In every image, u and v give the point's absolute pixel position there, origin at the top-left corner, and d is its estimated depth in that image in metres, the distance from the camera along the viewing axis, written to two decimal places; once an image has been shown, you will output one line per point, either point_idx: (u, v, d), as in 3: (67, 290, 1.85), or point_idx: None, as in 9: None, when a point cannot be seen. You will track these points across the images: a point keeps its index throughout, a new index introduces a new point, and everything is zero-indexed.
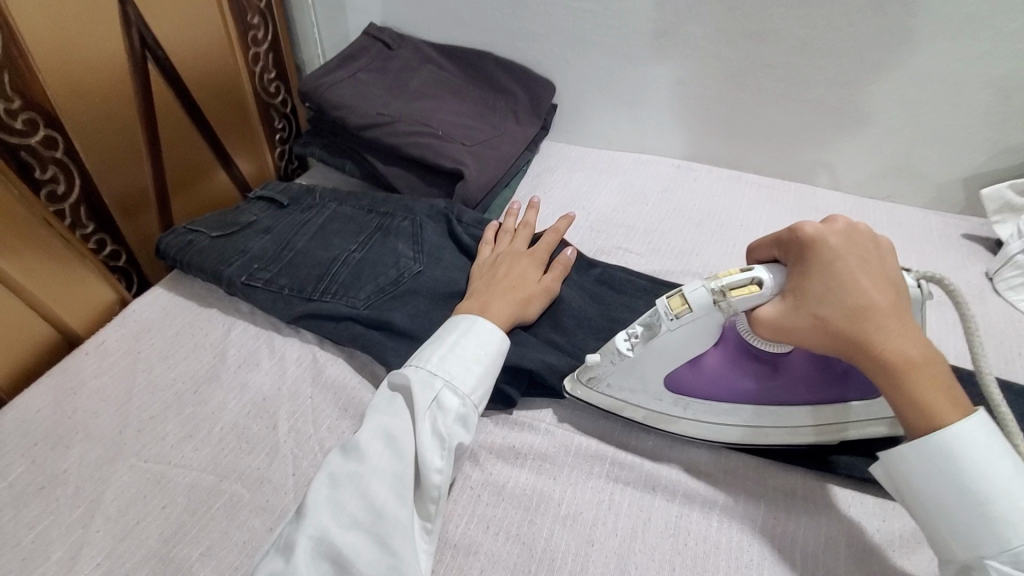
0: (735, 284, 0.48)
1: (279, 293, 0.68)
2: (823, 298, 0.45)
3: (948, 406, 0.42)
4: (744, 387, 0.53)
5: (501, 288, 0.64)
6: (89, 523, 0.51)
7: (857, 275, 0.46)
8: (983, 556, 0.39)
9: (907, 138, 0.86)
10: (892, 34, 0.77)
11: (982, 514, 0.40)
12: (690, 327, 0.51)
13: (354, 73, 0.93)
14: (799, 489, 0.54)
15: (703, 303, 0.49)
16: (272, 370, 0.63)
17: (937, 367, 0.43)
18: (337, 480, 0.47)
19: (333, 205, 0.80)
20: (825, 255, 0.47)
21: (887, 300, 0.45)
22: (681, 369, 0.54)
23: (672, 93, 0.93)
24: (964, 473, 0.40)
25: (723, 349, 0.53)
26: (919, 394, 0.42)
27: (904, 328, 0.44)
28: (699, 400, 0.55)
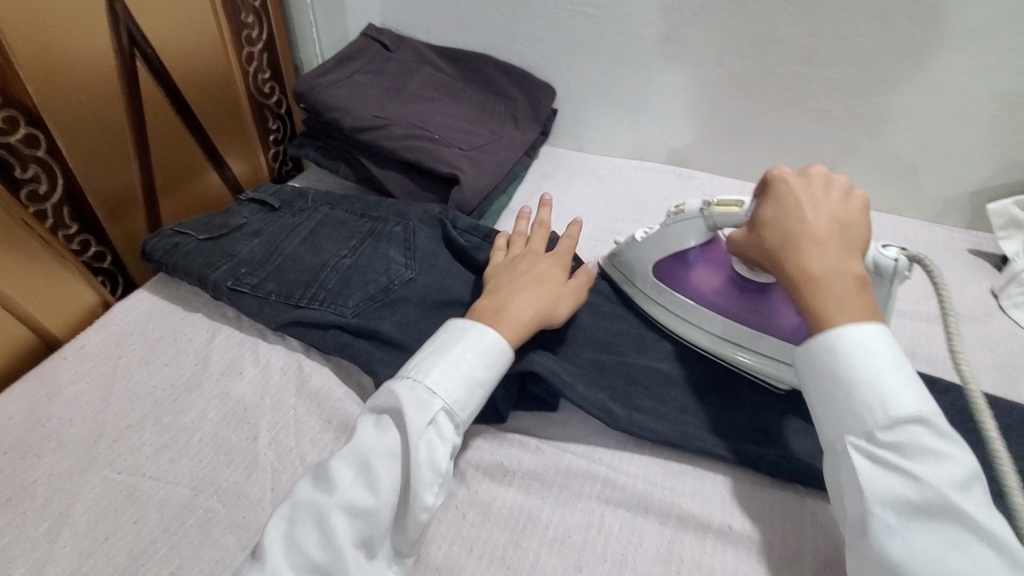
0: (721, 199, 0.60)
1: (265, 299, 0.67)
2: (765, 222, 0.54)
3: (841, 313, 0.47)
4: (715, 302, 0.64)
5: (524, 287, 0.60)
6: (57, 537, 0.49)
7: (803, 208, 0.52)
8: (845, 435, 0.44)
9: (913, 151, 0.84)
10: (900, 44, 0.75)
11: (849, 398, 0.44)
12: (681, 225, 0.63)
13: (351, 74, 0.91)
14: (798, 514, 0.52)
15: (695, 209, 0.62)
16: (255, 378, 0.61)
17: (849, 286, 0.48)
18: (299, 509, 0.44)
19: (326, 208, 0.78)
20: (782, 188, 0.54)
21: (820, 228, 0.51)
22: (675, 260, 0.66)
23: (674, 100, 0.91)
24: (842, 362, 0.45)
25: (720, 270, 0.65)
26: (817, 300, 0.48)
27: (825, 251, 0.49)
28: (670, 290, 0.66)
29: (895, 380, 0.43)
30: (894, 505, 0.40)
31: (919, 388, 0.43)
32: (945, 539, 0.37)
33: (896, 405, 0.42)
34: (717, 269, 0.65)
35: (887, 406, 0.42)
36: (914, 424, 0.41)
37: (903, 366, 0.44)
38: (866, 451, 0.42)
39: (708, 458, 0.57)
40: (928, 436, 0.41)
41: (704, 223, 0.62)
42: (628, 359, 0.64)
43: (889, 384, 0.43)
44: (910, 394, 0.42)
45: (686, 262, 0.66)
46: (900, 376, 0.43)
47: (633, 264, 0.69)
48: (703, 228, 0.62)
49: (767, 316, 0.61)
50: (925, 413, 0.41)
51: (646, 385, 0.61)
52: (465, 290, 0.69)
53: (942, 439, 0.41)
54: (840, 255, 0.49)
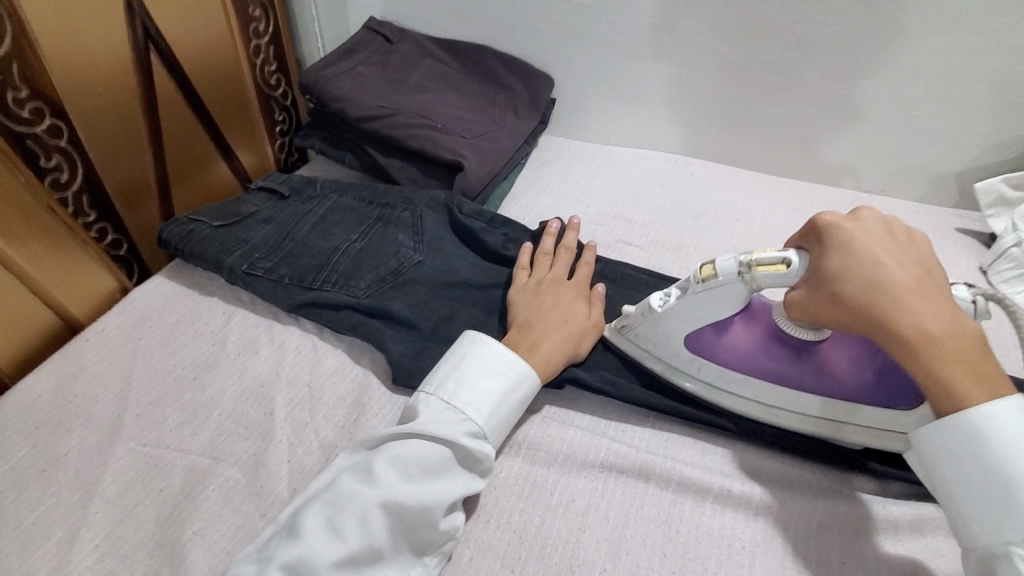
0: (764, 258, 0.51)
1: (279, 282, 0.69)
2: (842, 278, 0.47)
3: (976, 387, 0.43)
4: (771, 370, 0.56)
5: (553, 321, 0.61)
6: (89, 504, 0.51)
7: (883, 259, 0.47)
8: (1010, 543, 0.40)
9: (902, 133, 0.86)
10: (887, 28, 0.78)
11: (1014, 499, 0.40)
12: (713, 294, 0.54)
13: (354, 66, 0.93)
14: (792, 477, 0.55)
15: (730, 273, 0.52)
16: (270, 358, 0.64)
17: (966, 341, 0.44)
18: (338, 499, 0.46)
19: (334, 196, 0.81)
20: (843, 238, 0.49)
21: (913, 282, 0.46)
22: (709, 330, 0.57)
23: (670, 88, 0.94)
24: (999, 454, 0.41)
25: (756, 328, 0.57)
26: (945, 373, 0.44)
27: (933, 309, 0.45)
28: (712, 365, 0.58)
29: None
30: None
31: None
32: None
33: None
34: (752, 327, 0.58)
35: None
36: None
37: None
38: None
39: (707, 427, 0.59)
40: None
41: (743, 288, 0.53)
42: None
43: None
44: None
45: (720, 328, 0.57)
46: None
47: (658, 336, 0.59)
48: (740, 293, 0.53)
49: (830, 379, 0.54)
50: None
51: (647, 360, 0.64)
52: (471, 271, 0.72)
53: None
54: (948, 310, 0.45)
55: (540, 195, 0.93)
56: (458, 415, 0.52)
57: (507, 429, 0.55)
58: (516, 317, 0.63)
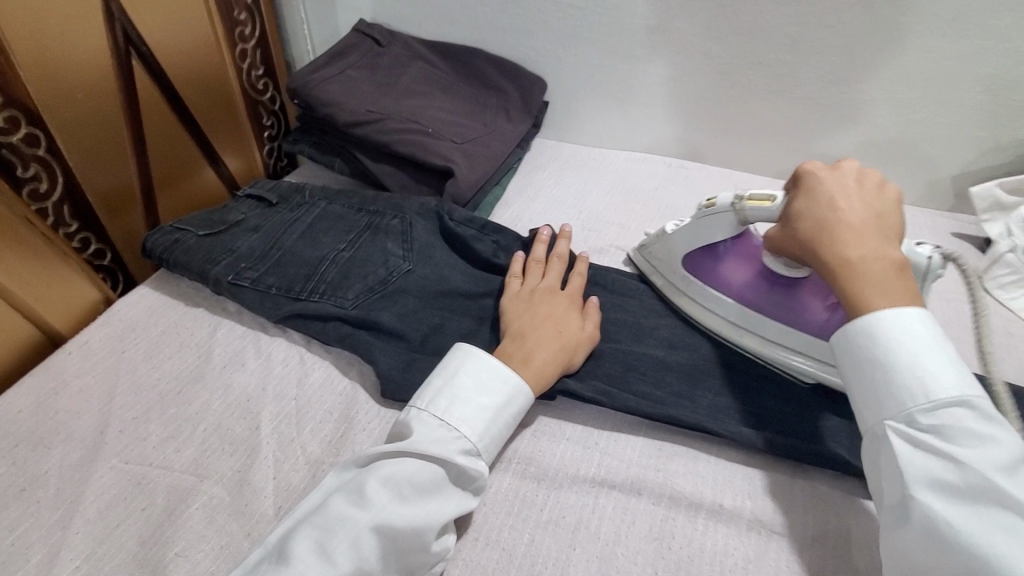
0: (753, 193, 0.59)
1: (266, 292, 0.68)
2: (799, 213, 0.55)
3: (880, 297, 0.48)
4: (744, 296, 0.64)
5: (546, 332, 0.60)
6: (69, 524, 0.50)
7: (839, 198, 0.54)
8: (886, 418, 0.45)
9: (896, 136, 0.86)
10: (881, 31, 0.77)
11: (892, 383, 0.45)
12: (710, 218, 0.63)
13: (343, 69, 0.92)
14: (785, 491, 0.54)
15: (726, 202, 0.62)
16: (256, 370, 0.63)
17: (885, 270, 0.49)
18: (329, 522, 0.45)
19: (323, 203, 0.80)
20: (814, 182, 0.56)
21: (860, 220, 0.52)
22: (703, 254, 0.67)
23: (663, 90, 0.93)
24: (885, 348, 0.46)
25: (749, 262, 0.66)
26: (853, 281, 0.49)
27: (867, 239, 0.51)
28: (699, 283, 0.67)
29: (937, 367, 0.45)
30: (935, 486, 0.41)
31: (962, 376, 0.44)
32: (990, 521, 0.39)
33: (940, 391, 0.43)
34: (746, 261, 0.66)
35: (930, 391, 0.44)
36: (955, 408, 0.43)
37: (947, 354, 0.45)
38: (908, 433, 0.44)
39: (700, 440, 0.58)
40: (972, 421, 0.42)
41: (734, 217, 0.61)
42: (623, 347, 0.65)
43: (933, 370, 0.44)
44: (953, 380, 0.44)
45: (717, 256, 0.67)
46: (939, 358, 0.45)
47: (664, 255, 0.70)
48: (732, 222, 0.62)
49: (794, 310, 0.62)
50: (968, 396, 0.43)
51: (641, 371, 0.63)
52: (462, 280, 0.71)
53: (985, 423, 0.42)
54: (876, 240, 0.51)
55: (533, 201, 0.92)
56: (452, 432, 0.51)
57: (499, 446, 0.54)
58: (508, 327, 0.62)
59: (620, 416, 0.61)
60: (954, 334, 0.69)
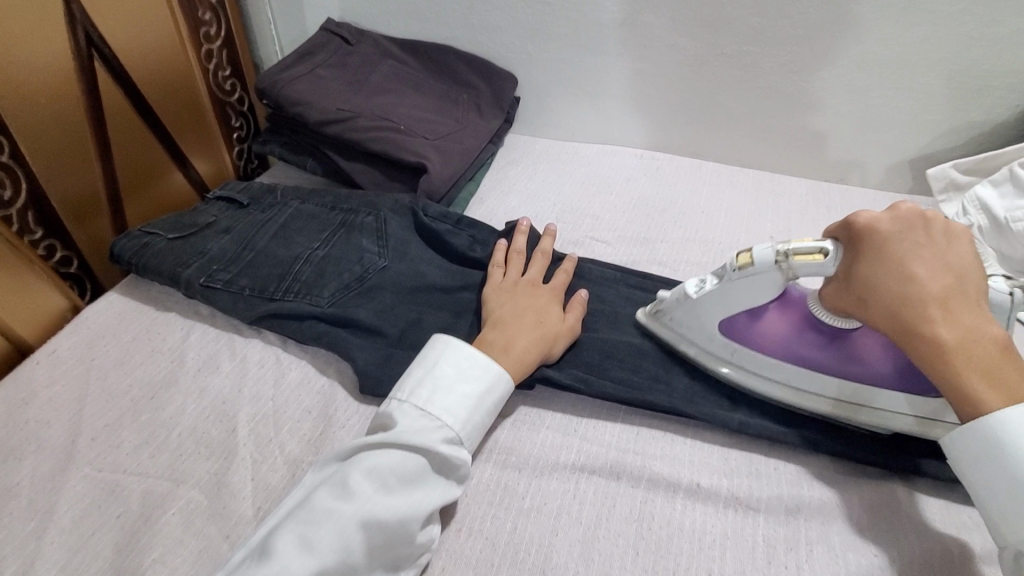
0: (800, 248, 0.52)
1: (240, 294, 0.67)
2: (871, 282, 0.49)
3: (993, 393, 0.44)
4: (801, 357, 0.56)
5: (527, 321, 0.61)
6: (43, 535, 0.49)
7: (911, 263, 0.48)
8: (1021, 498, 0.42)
9: (857, 122, 0.88)
10: (840, 21, 0.79)
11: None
12: (750, 281, 0.55)
13: (312, 68, 0.91)
14: (759, 466, 0.56)
15: (768, 261, 0.53)
16: (232, 373, 0.62)
17: (990, 352, 0.45)
18: (313, 516, 0.45)
19: (295, 203, 0.79)
20: (877, 241, 0.50)
21: (943, 287, 0.47)
22: (740, 316, 0.58)
23: (632, 83, 0.94)
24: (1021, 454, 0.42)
25: (791, 316, 0.57)
26: (968, 377, 0.45)
27: (955, 314, 0.46)
28: (744, 351, 0.58)
29: None
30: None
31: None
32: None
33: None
34: (787, 315, 0.57)
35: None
36: None
37: None
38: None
39: (677, 422, 0.59)
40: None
41: (780, 276, 0.53)
42: (600, 335, 0.66)
43: None
44: None
45: (753, 314, 0.57)
46: None
47: (689, 321, 0.60)
48: (777, 281, 0.54)
49: (860, 364, 0.55)
50: None
51: (618, 358, 0.63)
52: (439, 275, 0.71)
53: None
54: (972, 315, 0.47)
55: (508, 195, 0.92)
56: (433, 419, 0.51)
57: (480, 432, 0.54)
58: (488, 315, 0.63)
59: (599, 402, 0.61)
60: None
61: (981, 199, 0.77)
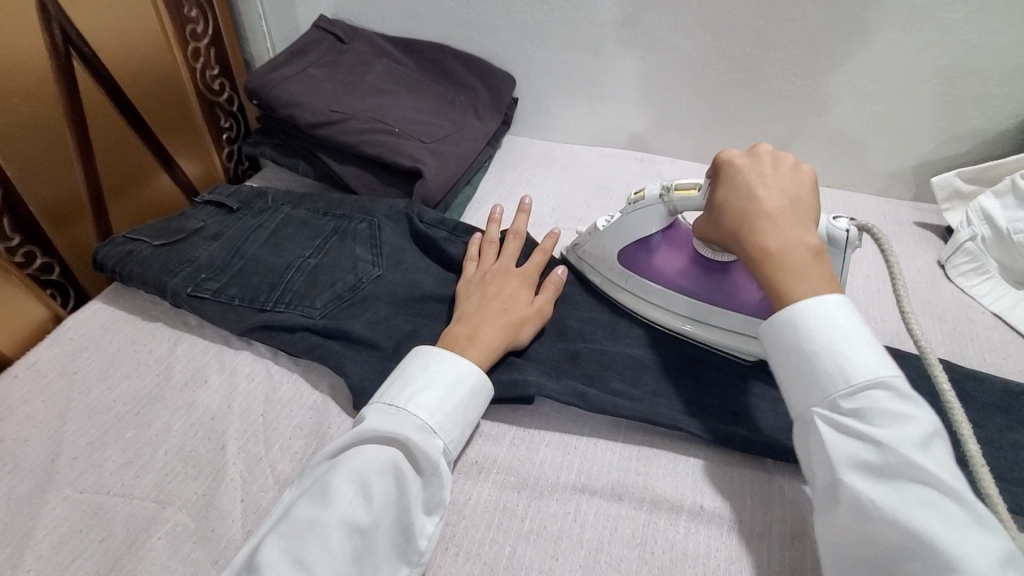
0: (679, 184, 0.60)
1: (229, 304, 0.65)
2: (720, 204, 0.55)
3: (800, 286, 0.48)
4: (681, 284, 0.65)
5: (493, 310, 0.61)
6: (21, 561, 0.47)
7: (753, 185, 0.54)
8: (812, 407, 0.46)
9: (860, 127, 0.87)
10: (845, 25, 0.78)
11: (814, 371, 0.46)
12: (642, 213, 0.64)
13: (303, 68, 0.88)
14: (764, 486, 0.54)
15: (655, 194, 0.62)
16: (220, 387, 0.60)
17: (803, 255, 0.50)
18: (296, 529, 0.43)
19: (287, 208, 0.76)
20: (729, 170, 0.56)
21: (776, 204, 0.52)
22: (636, 247, 0.67)
23: (632, 86, 0.92)
24: (805, 336, 0.47)
25: (681, 251, 0.66)
26: (777, 275, 0.49)
27: (783, 224, 0.51)
28: (638, 278, 0.67)
29: (855, 349, 0.45)
30: (865, 471, 0.41)
31: (875, 353, 0.45)
32: (914, 497, 0.39)
33: (856, 373, 0.44)
34: (678, 250, 0.66)
35: (849, 375, 0.44)
36: (874, 390, 0.43)
37: (857, 332, 0.46)
38: (832, 420, 0.44)
39: (678, 440, 0.58)
40: (891, 401, 0.43)
41: (665, 209, 0.62)
42: (600, 347, 0.65)
43: (849, 351, 0.45)
44: (870, 362, 0.44)
45: (649, 248, 0.66)
46: (857, 342, 0.45)
47: (598, 253, 0.69)
48: (662, 214, 0.63)
49: (730, 294, 0.62)
50: (884, 377, 0.43)
51: (618, 371, 0.62)
52: (434, 285, 0.69)
53: (904, 401, 0.43)
54: (790, 228, 0.51)
55: (505, 199, 0.90)
56: (407, 416, 0.50)
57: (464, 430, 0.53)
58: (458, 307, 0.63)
59: (600, 419, 0.60)
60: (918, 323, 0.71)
61: (985, 210, 0.76)
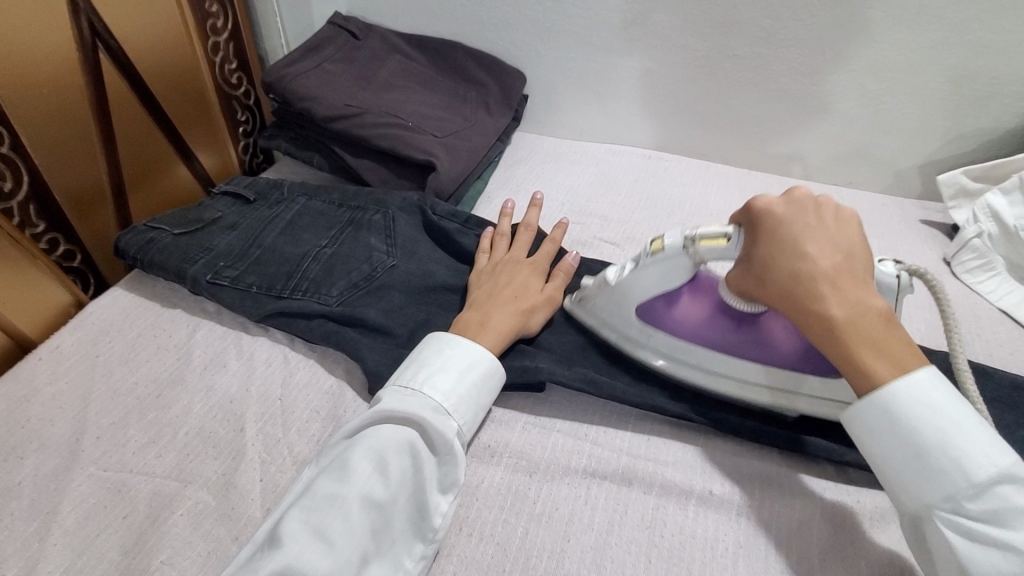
0: (705, 233, 0.53)
1: (247, 291, 0.66)
2: (766, 262, 0.50)
3: (882, 364, 0.45)
4: (710, 338, 0.58)
5: (504, 297, 0.62)
6: (47, 536, 0.48)
7: (801, 241, 0.49)
8: (930, 506, 0.42)
9: (868, 126, 0.87)
10: (853, 24, 0.79)
11: (921, 461, 0.43)
12: (662, 266, 0.56)
13: (319, 63, 0.90)
14: (771, 473, 0.55)
15: (676, 244, 0.55)
16: (239, 372, 0.61)
17: (875, 325, 0.46)
18: (316, 503, 0.44)
19: (303, 199, 0.78)
20: (771, 223, 0.51)
21: (832, 262, 0.48)
22: (657, 300, 0.60)
23: (641, 83, 0.93)
24: (909, 424, 0.44)
25: (704, 299, 0.60)
26: (861, 356, 0.46)
27: (846, 288, 0.47)
28: (660, 334, 0.60)
29: (968, 439, 0.42)
30: None
31: (991, 440, 0.42)
32: None
33: (977, 470, 0.41)
34: (701, 298, 0.60)
35: (967, 472, 0.41)
36: (1001, 486, 0.40)
37: (965, 416, 0.43)
38: (963, 530, 0.41)
39: (687, 427, 0.59)
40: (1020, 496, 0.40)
41: (689, 261, 0.55)
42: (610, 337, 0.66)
43: (963, 443, 0.42)
44: (988, 453, 0.41)
45: (670, 300, 0.60)
46: (969, 429, 0.42)
47: (612, 308, 0.61)
48: (686, 266, 0.56)
49: (767, 347, 0.57)
50: (1008, 469, 0.40)
51: (628, 361, 0.63)
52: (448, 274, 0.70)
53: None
54: (858, 290, 0.47)
55: (516, 194, 0.91)
56: (422, 399, 0.51)
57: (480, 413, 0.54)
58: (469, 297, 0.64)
59: (610, 407, 0.61)
60: (925, 317, 0.71)
61: (992, 207, 0.77)
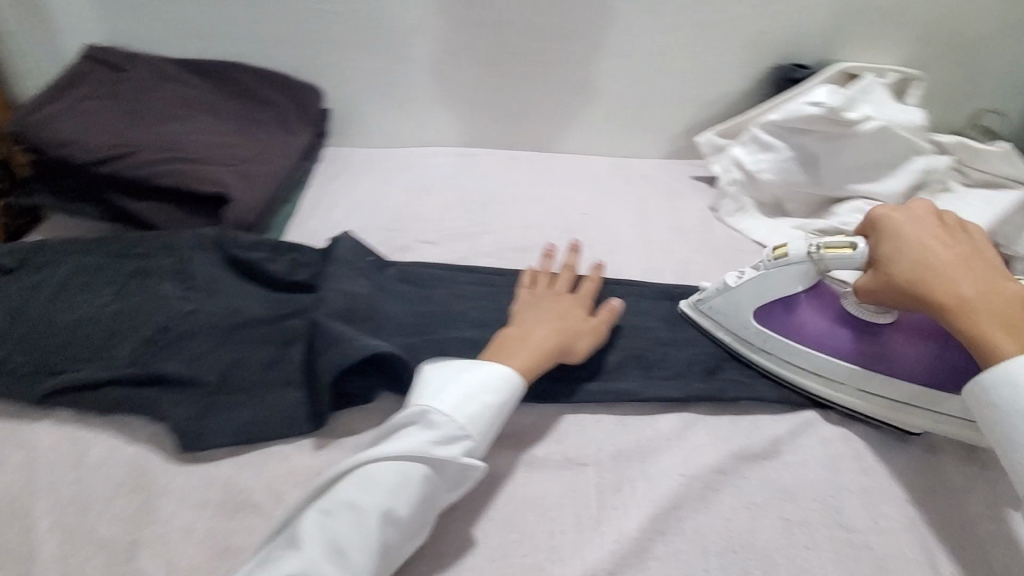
0: (524, 242, 0.61)
1: (16, 373, 0.60)
2: (891, 259, 0.57)
3: (1011, 339, 0.51)
4: (812, 342, 0.62)
5: (375, 315, 0.63)
6: None
7: (923, 240, 0.57)
8: None
9: (639, 103, 0.98)
10: (599, 17, 0.89)
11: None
12: (532, 275, 0.64)
13: (73, 104, 0.81)
14: (584, 426, 0.61)
15: (801, 253, 0.62)
16: (20, 466, 0.55)
17: (1010, 304, 0.52)
18: (292, 539, 0.46)
19: (74, 257, 0.70)
20: (892, 225, 0.59)
21: (955, 252, 0.56)
22: (627, 294, 0.67)
23: (436, 83, 0.96)
24: None
25: (689, 293, 0.66)
26: (988, 325, 0.52)
27: (971, 274, 0.55)
28: (647, 323, 0.66)
29: None
30: None
31: None
32: None
33: None
34: (784, 310, 0.64)
35: None
36: None
37: None
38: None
39: None
40: None
41: None
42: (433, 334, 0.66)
43: None
44: None
45: (624, 297, 0.69)
46: None
47: (508, 320, 0.63)
48: (604, 266, 0.70)
49: (831, 340, 0.61)
50: None
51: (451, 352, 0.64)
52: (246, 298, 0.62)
53: None
54: (988, 277, 0.54)
55: (331, 210, 0.90)
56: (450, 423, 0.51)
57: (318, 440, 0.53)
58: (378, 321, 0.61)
59: None
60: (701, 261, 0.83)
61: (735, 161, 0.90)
